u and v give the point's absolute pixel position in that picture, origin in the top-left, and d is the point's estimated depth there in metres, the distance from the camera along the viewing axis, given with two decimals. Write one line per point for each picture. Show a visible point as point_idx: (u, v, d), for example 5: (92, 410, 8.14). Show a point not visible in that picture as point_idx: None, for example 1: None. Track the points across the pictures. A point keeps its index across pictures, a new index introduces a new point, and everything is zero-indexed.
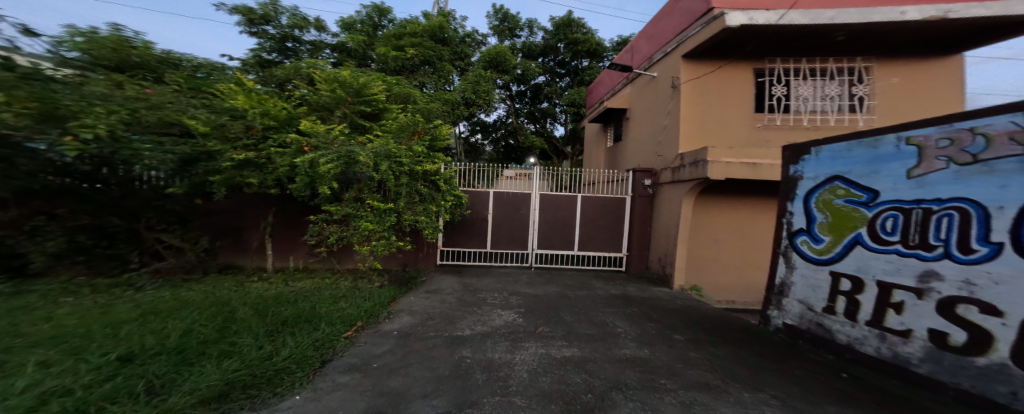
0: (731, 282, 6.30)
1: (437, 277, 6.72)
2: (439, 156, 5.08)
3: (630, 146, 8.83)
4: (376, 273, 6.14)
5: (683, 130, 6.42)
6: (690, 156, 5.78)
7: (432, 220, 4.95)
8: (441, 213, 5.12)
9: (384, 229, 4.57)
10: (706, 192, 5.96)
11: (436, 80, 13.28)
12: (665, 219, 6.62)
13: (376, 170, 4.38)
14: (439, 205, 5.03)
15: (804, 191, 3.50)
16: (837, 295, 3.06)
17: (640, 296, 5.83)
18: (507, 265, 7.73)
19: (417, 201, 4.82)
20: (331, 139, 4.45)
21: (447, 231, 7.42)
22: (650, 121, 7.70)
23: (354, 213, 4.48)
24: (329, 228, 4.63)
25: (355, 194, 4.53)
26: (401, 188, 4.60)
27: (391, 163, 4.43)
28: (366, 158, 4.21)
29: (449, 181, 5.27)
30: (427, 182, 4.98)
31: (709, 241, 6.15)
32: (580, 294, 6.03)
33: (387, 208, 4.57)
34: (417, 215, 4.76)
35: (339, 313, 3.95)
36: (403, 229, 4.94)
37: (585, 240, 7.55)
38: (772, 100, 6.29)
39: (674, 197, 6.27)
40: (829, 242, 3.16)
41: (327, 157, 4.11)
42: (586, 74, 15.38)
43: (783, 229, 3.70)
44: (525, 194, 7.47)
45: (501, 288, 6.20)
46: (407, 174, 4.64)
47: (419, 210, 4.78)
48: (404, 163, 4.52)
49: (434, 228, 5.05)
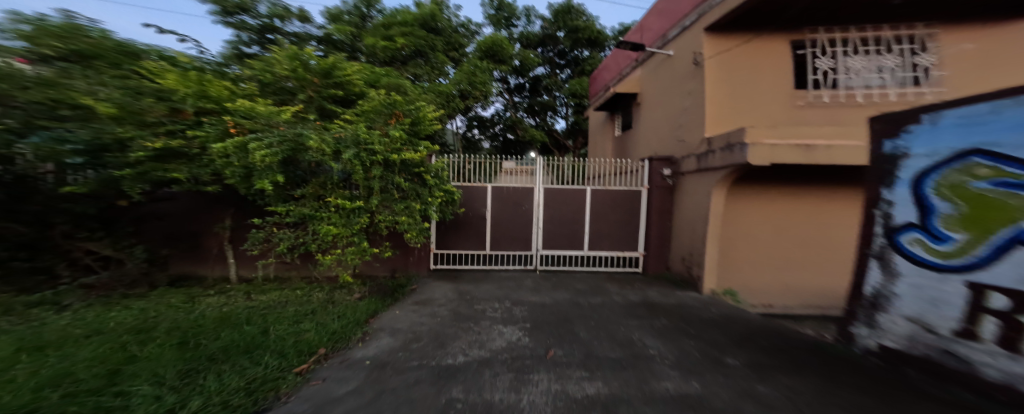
0: (769, 283, 5.34)
1: (429, 284, 5.90)
2: (427, 146, 4.23)
3: (641, 134, 8.01)
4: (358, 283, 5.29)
5: (708, 111, 5.53)
6: (721, 139, 4.86)
7: (416, 222, 4.09)
8: (429, 212, 4.31)
9: (352, 234, 3.71)
10: (740, 179, 5.03)
11: (430, 72, 12.42)
12: (689, 212, 5.73)
13: (335, 159, 3.62)
14: (423, 202, 4.21)
15: (912, 174, 2.62)
16: (980, 315, 2.11)
17: (666, 303, 4.95)
18: (509, 268, 6.90)
19: (396, 198, 4.00)
20: (276, 121, 3.69)
21: (441, 232, 6.58)
22: (666, 105, 6.85)
23: (314, 213, 3.65)
24: (283, 234, 3.78)
25: (315, 192, 3.74)
26: (373, 183, 3.75)
27: (357, 151, 3.61)
28: (321, 144, 3.46)
29: (437, 175, 4.44)
30: (407, 175, 4.12)
31: (743, 236, 5.23)
32: (594, 301, 5.19)
33: (357, 207, 3.72)
34: (395, 216, 3.94)
35: (298, 340, 3.08)
36: (378, 233, 4.13)
37: (596, 239, 6.69)
38: (818, 74, 5.36)
39: (699, 187, 5.38)
40: (962, 241, 2.26)
41: (263, 143, 3.35)
42: (587, 64, 14.54)
43: (878, 223, 2.86)
44: (527, 190, 6.63)
45: (502, 296, 5.35)
46: (381, 164, 3.81)
47: (398, 208, 3.95)
48: (373, 151, 3.71)
49: (422, 230, 4.26)
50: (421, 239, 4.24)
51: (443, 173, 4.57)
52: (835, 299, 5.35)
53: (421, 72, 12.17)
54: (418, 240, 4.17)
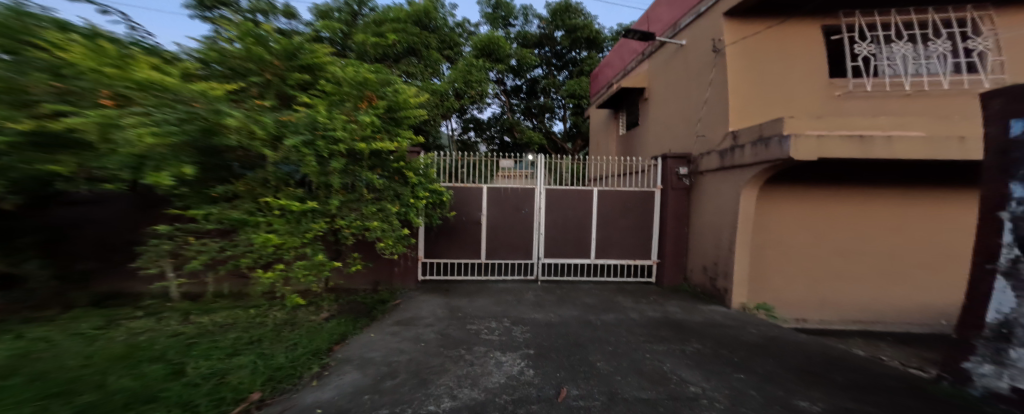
0: (810, 296, 4.59)
1: (415, 300, 5.10)
2: (406, 138, 3.54)
3: (647, 133, 7.38)
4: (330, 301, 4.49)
5: (732, 101, 4.78)
6: (753, 130, 4.15)
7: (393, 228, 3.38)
8: (407, 215, 3.61)
9: (300, 242, 2.91)
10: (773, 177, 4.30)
11: (424, 70, 11.68)
12: (710, 216, 4.97)
13: (274, 146, 2.92)
14: (399, 204, 3.50)
15: None
16: None
17: (691, 321, 4.18)
18: (506, 279, 6.13)
19: (364, 198, 3.32)
20: (189, 94, 2.61)
21: (430, 240, 5.81)
22: (677, 99, 6.18)
23: (247, 218, 2.80)
24: (210, 245, 2.94)
25: (250, 191, 2.99)
26: (330, 179, 3.01)
27: (309, 139, 2.87)
28: (257, 128, 2.73)
29: (418, 171, 3.73)
30: (379, 170, 3.40)
31: (779, 241, 4.47)
32: (607, 319, 4.43)
33: (311, 210, 2.97)
34: (363, 219, 3.24)
35: (213, 388, 2.21)
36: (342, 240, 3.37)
37: (604, 246, 5.94)
38: (858, 61, 4.72)
39: (725, 187, 4.60)
40: None
41: (152, 118, 2.31)
42: (585, 64, 13.94)
43: (1006, 229, 2.19)
44: (526, 192, 5.91)
45: (499, 314, 4.57)
46: (343, 156, 3.10)
47: (365, 210, 3.23)
48: (333, 139, 2.98)
49: (400, 238, 3.54)
50: (399, 249, 3.50)
51: (425, 169, 3.91)
52: (888, 312, 4.57)
53: (414, 71, 11.42)
54: (394, 250, 3.43)
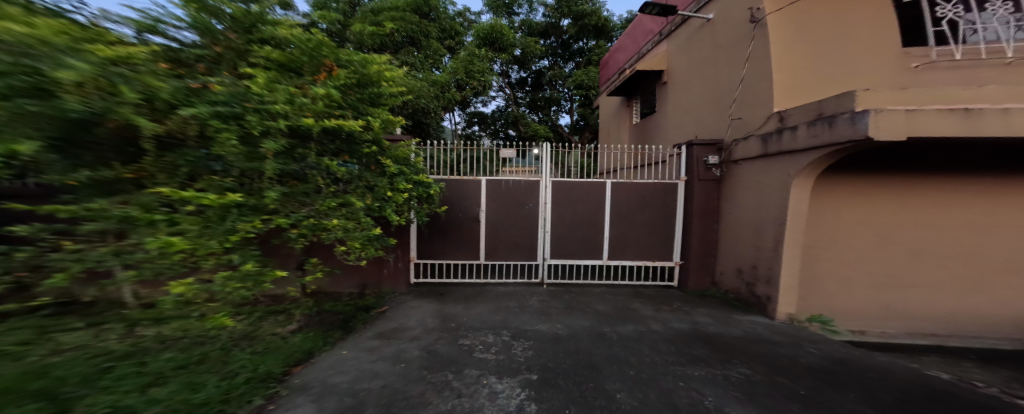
0: (868, 302, 3.87)
1: (404, 307, 4.49)
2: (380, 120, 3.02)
3: (661, 121, 6.62)
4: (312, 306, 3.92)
5: (776, 76, 3.97)
6: (806, 107, 3.43)
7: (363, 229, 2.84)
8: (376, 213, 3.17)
9: (219, 252, 2.06)
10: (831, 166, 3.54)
11: (424, 60, 10.87)
12: (747, 212, 4.23)
13: (165, 120, 1.68)
14: (370, 200, 3.13)
15: None
16: None
17: (727, 335, 3.48)
18: (508, 282, 5.51)
19: (324, 192, 2.85)
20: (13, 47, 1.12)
21: (422, 239, 5.20)
22: (702, 80, 5.39)
23: (120, 226, 1.56)
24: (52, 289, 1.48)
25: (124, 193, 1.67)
26: (266, 165, 2.23)
27: (237, 113, 2.02)
28: (129, 86, 1.40)
29: (391, 161, 3.29)
30: (345, 159, 2.95)
31: (830, 240, 3.78)
32: (625, 332, 3.76)
33: (238, 204, 2.15)
34: (322, 218, 2.78)
35: None
36: (297, 242, 2.82)
37: (618, 245, 5.24)
38: (941, 25, 3.90)
39: (769, 177, 3.83)
40: None
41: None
42: (593, 53, 13.03)
43: None
44: (531, 185, 5.26)
45: (499, 324, 3.94)
46: (291, 138, 2.47)
47: (323, 206, 2.73)
48: (271, 116, 2.26)
49: (371, 239, 3.14)
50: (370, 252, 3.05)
51: (402, 158, 3.45)
52: (963, 324, 3.85)
53: (412, 61, 10.63)
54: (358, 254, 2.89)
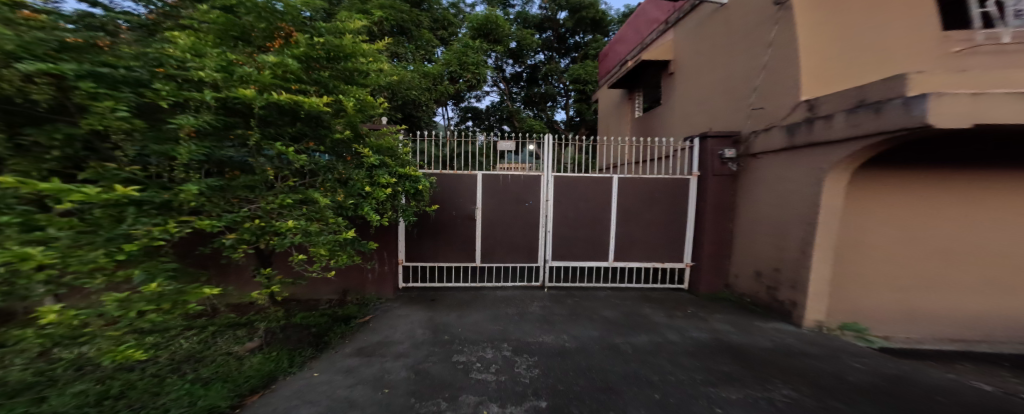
0: (917, 311, 3.34)
1: (389, 316, 3.99)
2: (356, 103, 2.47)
3: (666, 113, 6.24)
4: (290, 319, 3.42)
5: (804, 60, 3.51)
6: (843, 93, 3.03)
7: (327, 232, 2.31)
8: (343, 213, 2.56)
9: (109, 266, 1.27)
10: (878, 156, 3.07)
11: (415, 52, 10.04)
12: (768, 210, 3.80)
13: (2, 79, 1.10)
14: (339, 197, 2.53)
15: None
16: None
17: (755, 346, 3.09)
18: (505, 286, 5.07)
19: (286, 185, 2.33)
20: None
21: (411, 240, 4.72)
22: (714, 70, 4.96)
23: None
24: None
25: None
26: (184, 151, 1.59)
27: (141, 80, 1.41)
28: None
29: (366, 151, 2.78)
30: (308, 145, 2.36)
31: (870, 236, 3.27)
32: (638, 344, 3.34)
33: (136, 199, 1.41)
34: (271, 217, 2.12)
35: None
36: (236, 251, 2.10)
37: (625, 246, 4.83)
38: (988, 6, 3.53)
39: (796, 171, 3.39)
40: None
41: None
42: (590, 47, 12.56)
43: None
44: (530, 181, 4.82)
45: (496, 337, 3.48)
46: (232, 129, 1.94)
47: (274, 202, 2.07)
48: (194, 86, 1.76)
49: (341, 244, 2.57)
50: (339, 263, 2.49)
51: (381, 148, 2.95)
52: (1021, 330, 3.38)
53: (403, 52, 9.75)
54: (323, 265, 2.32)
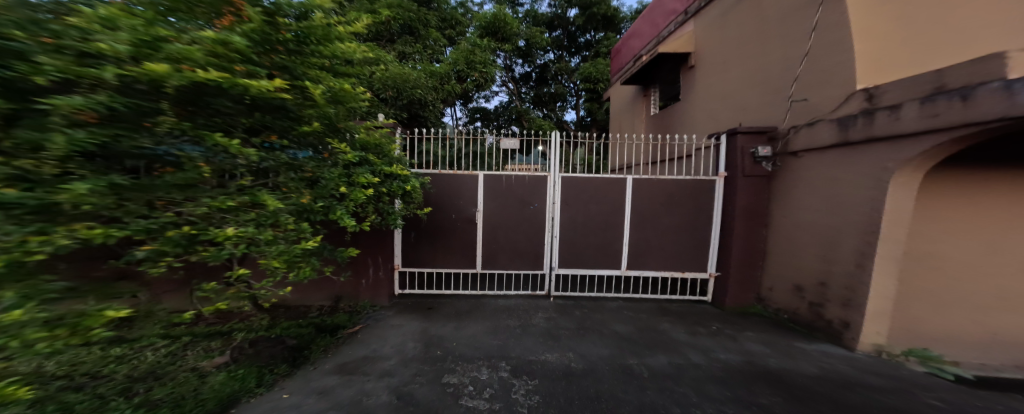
0: (994, 335, 2.83)
1: (381, 326, 3.70)
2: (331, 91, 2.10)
3: (684, 110, 5.78)
4: (277, 328, 3.15)
5: (859, 43, 2.93)
6: (911, 80, 2.56)
7: (284, 239, 2.02)
8: (312, 217, 2.27)
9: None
10: (955, 157, 2.58)
11: (422, 51, 9.75)
12: (808, 216, 3.32)
13: None
14: (308, 198, 2.21)
15: None
16: None
17: (799, 373, 2.62)
18: (508, 295, 4.73)
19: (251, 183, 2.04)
20: None
21: (407, 244, 4.43)
22: (742, 61, 4.44)
23: None
24: None
25: None
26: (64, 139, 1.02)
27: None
28: None
29: (343, 146, 2.48)
30: (272, 136, 1.92)
31: (938, 244, 2.75)
32: (658, 365, 2.94)
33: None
34: (208, 223, 1.62)
35: None
36: (154, 266, 1.51)
37: (640, 253, 4.41)
38: None
39: (849, 171, 2.91)
40: None
41: None
42: (601, 45, 12.13)
43: None
44: (537, 181, 4.45)
45: (496, 354, 3.13)
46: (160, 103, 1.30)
47: (211, 206, 1.55)
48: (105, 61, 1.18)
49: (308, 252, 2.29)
50: (304, 274, 2.22)
51: (360, 142, 2.66)
52: None
53: (410, 51, 9.51)
54: (280, 276, 2.05)
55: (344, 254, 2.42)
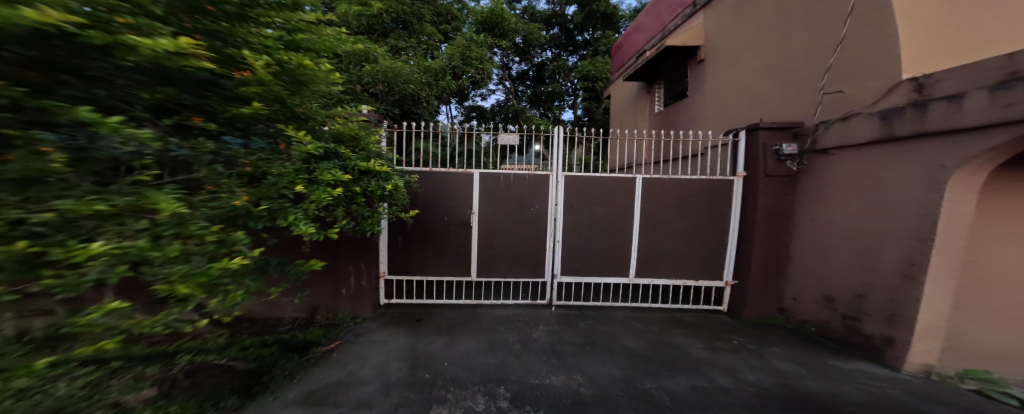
0: None
1: (362, 343, 3.26)
2: (289, 75, 1.64)
3: (692, 107, 5.47)
4: (232, 350, 2.69)
5: (903, 28, 2.62)
6: (972, 67, 2.23)
7: (200, 254, 1.29)
8: (254, 225, 1.70)
9: None
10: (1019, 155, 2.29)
11: (416, 46, 9.29)
12: (840, 220, 2.99)
13: None
14: (246, 199, 1.59)
15: None
16: None
17: (846, 401, 2.26)
18: (506, 304, 4.33)
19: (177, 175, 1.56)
20: None
21: (395, 249, 3.99)
22: (759, 54, 4.14)
23: None
24: None
25: None
26: None
27: None
28: None
29: (311, 135, 2.08)
30: (197, 121, 1.36)
31: (994, 252, 2.43)
32: (680, 391, 2.54)
33: None
34: (68, 234, 0.95)
35: None
36: None
37: (650, 260, 4.05)
38: None
39: (896, 170, 2.58)
40: None
41: None
42: (600, 44, 11.82)
43: None
44: (538, 181, 4.07)
45: (494, 378, 2.72)
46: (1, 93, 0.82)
47: (63, 210, 0.89)
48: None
49: (248, 269, 1.67)
50: (232, 301, 1.48)
51: (328, 132, 2.24)
52: None
53: (403, 45, 9.07)
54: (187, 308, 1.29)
55: (303, 269, 2.01)
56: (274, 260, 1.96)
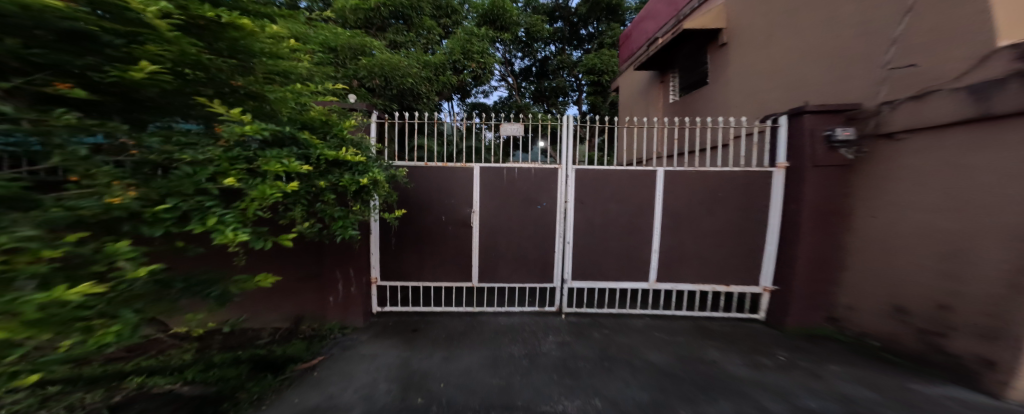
0: None
1: (351, 356, 2.92)
2: (210, 35, 1.35)
3: (715, 95, 5.01)
4: (191, 369, 2.30)
5: None
6: None
7: (30, 276, 0.84)
8: (146, 231, 1.16)
9: None
10: None
11: (416, 40, 8.95)
12: (916, 218, 2.60)
13: None
14: (133, 195, 1.11)
15: None
16: None
17: None
18: (511, 312, 3.92)
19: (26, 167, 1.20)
20: None
21: (387, 252, 3.61)
22: (797, 31, 3.69)
23: None
24: None
25: None
26: None
27: None
28: None
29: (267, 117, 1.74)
30: (64, 85, 1.03)
31: None
32: None
33: None
34: None
35: None
36: None
37: (671, 263, 3.68)
38: None
39: (997, 164, 2.16)
40: None
41: None
42: (606, 36, 11.37)
43: None
44: (545, 176, 3.65)
45: (497, 406, 2.31)
46: None
47: None
48: None
49: (137, 293, 1.13)
50: (103, 340, 0.98)
51: (296, 113, 1.90)
52: None
53: (402, 39, 8.75)
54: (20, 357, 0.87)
55: (235, 288, 1.49)
56: (183, 277, 1.37)
